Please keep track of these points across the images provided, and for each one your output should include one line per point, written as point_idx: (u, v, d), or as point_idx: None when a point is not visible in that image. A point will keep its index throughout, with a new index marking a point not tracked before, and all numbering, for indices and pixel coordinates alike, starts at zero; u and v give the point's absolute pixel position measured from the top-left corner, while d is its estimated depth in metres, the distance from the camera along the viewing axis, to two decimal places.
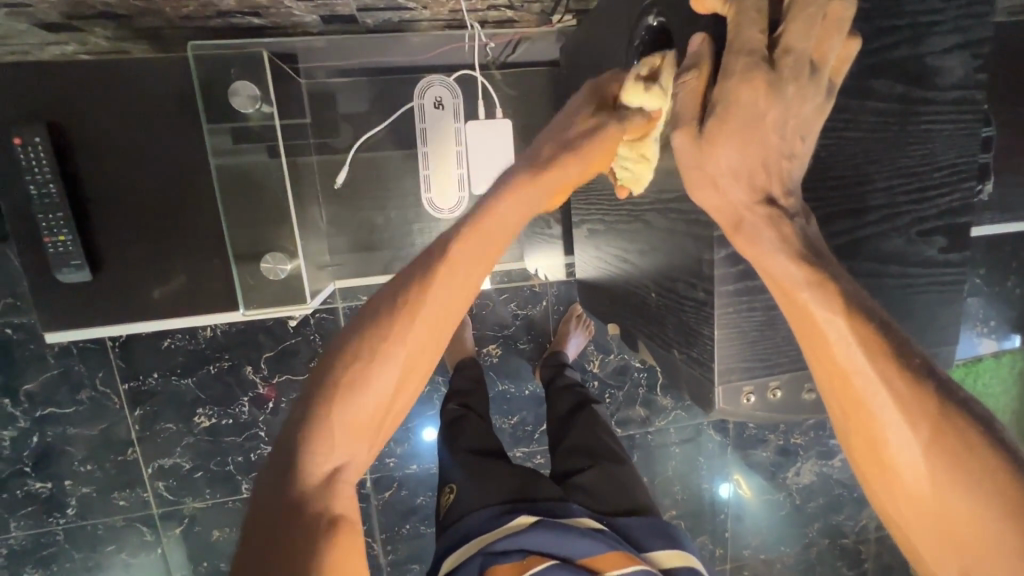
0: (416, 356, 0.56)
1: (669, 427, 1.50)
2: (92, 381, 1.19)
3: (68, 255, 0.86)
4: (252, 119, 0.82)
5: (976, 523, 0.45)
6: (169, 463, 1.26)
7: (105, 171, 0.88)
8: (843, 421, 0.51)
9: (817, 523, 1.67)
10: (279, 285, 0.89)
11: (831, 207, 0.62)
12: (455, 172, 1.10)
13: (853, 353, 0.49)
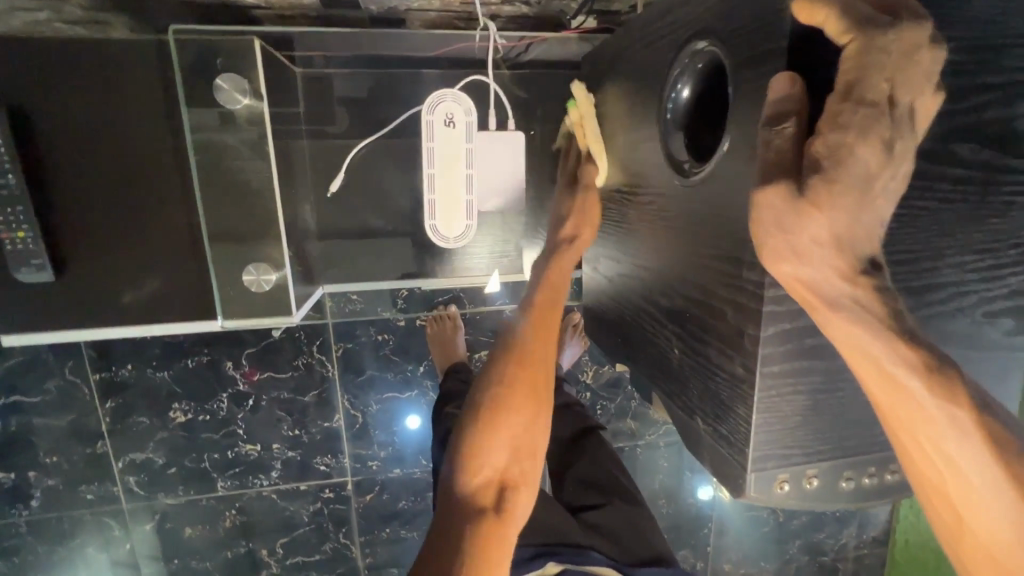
0: (535, 387, 0.70)
1: (658, 441, 1.48)
2: (60, 369, 1.13)
3: (29, 253, 0.80)
4: (240, 118, 0.76)
5: None
6: (141, 457, 1.21)
7: (71, 164, 0.83)
8: (954, 528, 0.46)
9: (798, 540, 1.67)
10: (262, 296, 0.83)
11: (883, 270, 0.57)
12: (464, 198, 1.06)
13: (966, 448, 0.44)
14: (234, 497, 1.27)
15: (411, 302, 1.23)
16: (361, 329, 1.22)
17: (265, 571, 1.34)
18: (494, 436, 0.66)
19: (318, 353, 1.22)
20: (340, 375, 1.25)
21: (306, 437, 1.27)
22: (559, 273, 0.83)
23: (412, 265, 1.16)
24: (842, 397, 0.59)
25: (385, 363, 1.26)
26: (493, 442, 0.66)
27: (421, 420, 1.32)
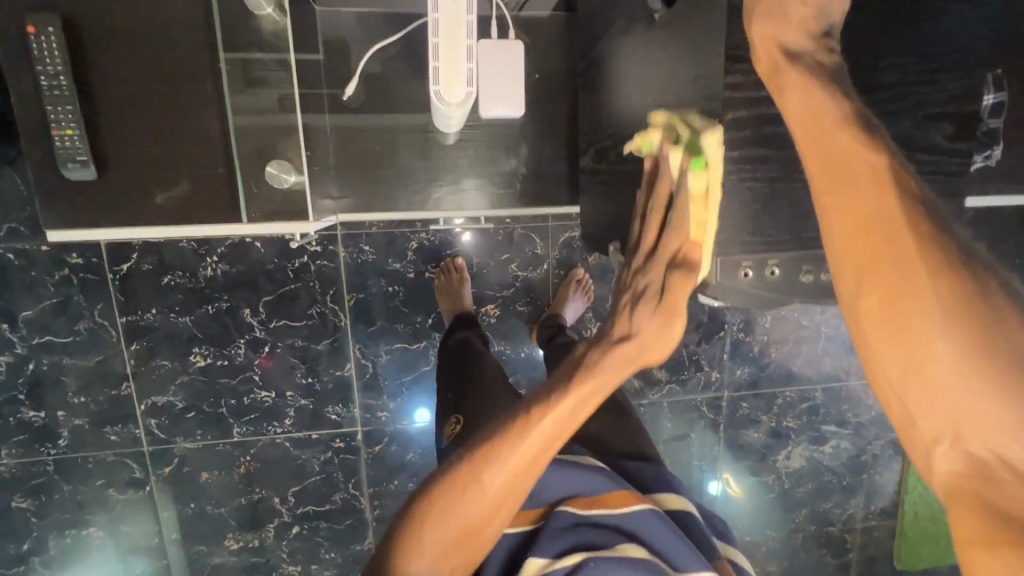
0: (516, 468, 0.69)
1: (662, 401, 1.50)
2: (91, 312, 1.20)
3: (74, 150, 0.79)
4: (265, 26, 0.83)
5: (988, 404, 0.39)
6: (163, 401, 1.27)
7: (117, 65, 0.80)
8: (854, 292, 0.44)
9: (804, 509, 1.67)
10: (283, 195, 0.87)
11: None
12: (464, 67, 0.87)
13: (883, 198, 0.45)
14: (249, 443, 1.32)
15: (421, 257, 1.29)
16: (373, 278, 1.28)
17: (276, 520, 1.38)
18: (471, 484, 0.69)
19: (331, 303, 1.28)
20: (351, 325, 1.30)
21: (318, 385, 1.32)
22: (607, 374, 0.68)
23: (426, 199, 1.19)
24: (801, 194, 0.69)
25: (395, 314, 1.31)
26: (475, 490, 0.69)
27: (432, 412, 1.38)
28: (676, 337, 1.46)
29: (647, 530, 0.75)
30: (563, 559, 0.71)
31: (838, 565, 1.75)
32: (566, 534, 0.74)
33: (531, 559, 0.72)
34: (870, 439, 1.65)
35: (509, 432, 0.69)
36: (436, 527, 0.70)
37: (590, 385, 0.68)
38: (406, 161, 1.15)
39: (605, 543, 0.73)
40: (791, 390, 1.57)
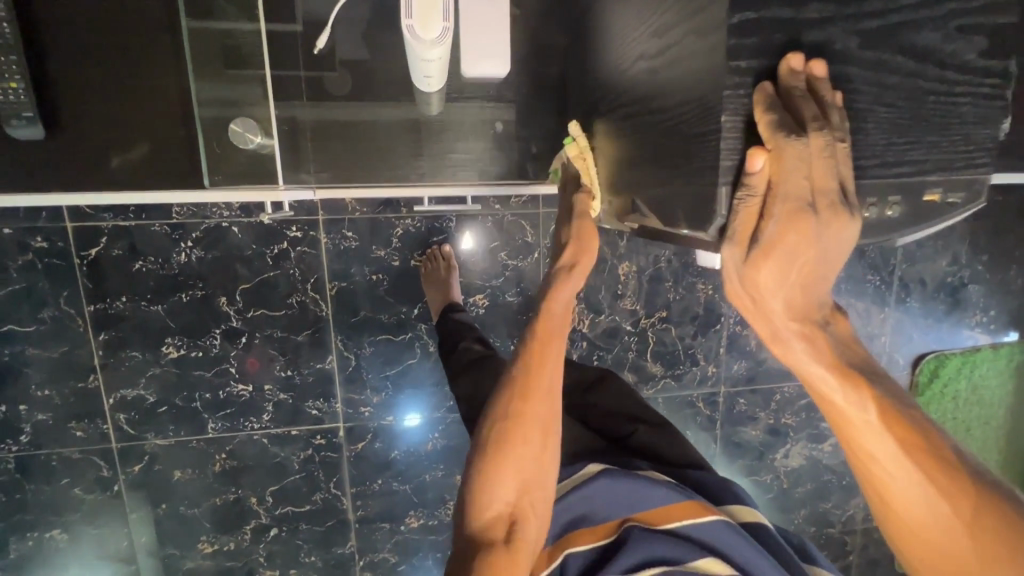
0: (523, 461, 0.66)
1: (657, 397, 1.46)
2: (56, 299, 1.13)
3: (20, 106, 0.72)
4: None
5: (891, 433, 0.55)
6: (132, 395, 1.20)
7: (71, 22, 0.76)
8: (796, 354, 0.60)
9: (803, 509, 1.62)
10: (252, 156, 0.81)
11: (851, 41, 0.58)
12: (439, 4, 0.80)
13: (817, 281, 0.58)
14: (225, 440, 1.26)
15: (407, 244, 1.24)
16: (356, 266, 1.22)
17: (253, 521, 1.31)
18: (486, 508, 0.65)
19: (312, 292, 1.22)
20: (334, 315, 1.24)
21: (298, 379, 1.26)
22: (557, 345, 0.71)
23: (404, 176, 1.02)
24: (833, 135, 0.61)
25: (380, 304, 1.26)
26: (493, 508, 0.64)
27: (420, 416, 1.33)
28: (671, 331, 1.42)
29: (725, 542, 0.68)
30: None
31: (838, 569, 1.69)
32: (642, 551, 0.67)
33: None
34: None
35: (500, 430, 0.67)
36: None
37: (545, 357, 0.70)
38: (382, 134, 1.01)
39: (682, 558, 0.66)
40: (790, 386, 1.53)
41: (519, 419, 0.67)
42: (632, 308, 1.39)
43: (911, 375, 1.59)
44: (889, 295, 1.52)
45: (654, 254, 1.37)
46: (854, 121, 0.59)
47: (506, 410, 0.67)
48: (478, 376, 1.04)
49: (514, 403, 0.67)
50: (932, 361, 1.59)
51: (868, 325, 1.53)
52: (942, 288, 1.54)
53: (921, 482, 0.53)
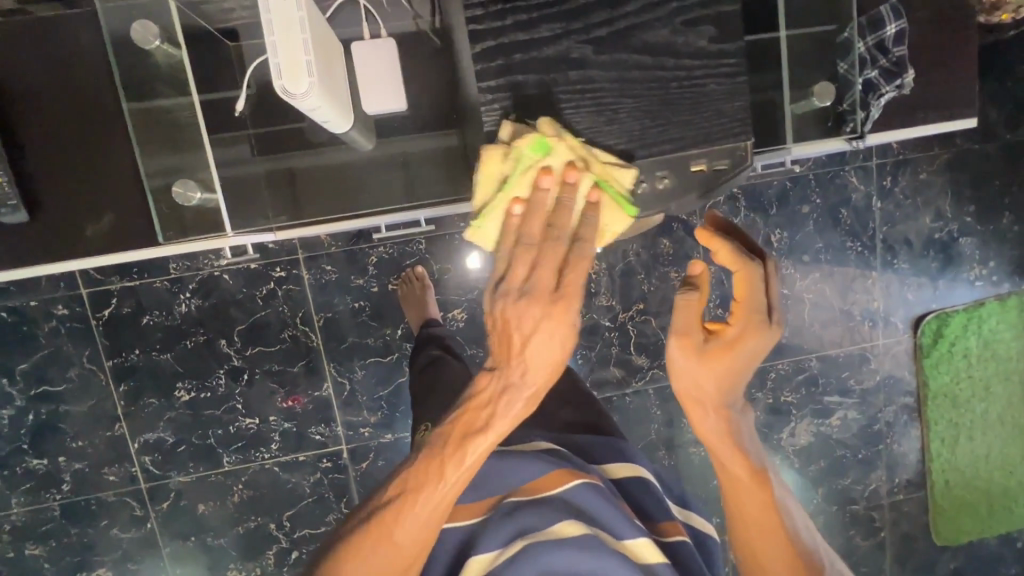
0: (442, 500, 0.60)
1: (647, 389, 1.47)
2: (79, 359, 1.27)
3: (3, 195, 0.79)
4: (157, 58, 0.81)
5: (760, 506, 0.70)
6: (154, 437, 1.32)
7: (37, 114, 0.81)
8: (714, 433, 0.74)
9: (821, 488, 1.58)
10: (196, 212, 0.85)
11: (584, 49, 0.67)
12: (305, 60, 0.61)
13: (714, 389, 0.73)
14: (240, 471, 1.36)
15: (382, 270, 1.32)
16: (338, 297, 1.32)
17: (275, 545, 1.40)
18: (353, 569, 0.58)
19: (302, 325, 1.32)
20: (323, 344, 1.34)
21: (299, 408, 1.35)
22: (515, 409, 0.61)
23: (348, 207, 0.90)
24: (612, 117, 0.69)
25: (364, 329, 1.34)
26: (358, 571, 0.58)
27: None
28: (651, 322, 1.45)
29: (590, 504, 0.63)
30: (503, 553, 0.60)
31: (871, 547, 1.62)
32: (505, 524, 0.62)
33: (470, 561, 0.61)
34: (880, 406, 1.57)
35: (440, 455, 0.61)
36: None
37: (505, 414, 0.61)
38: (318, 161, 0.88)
39: (542, 526, 0.60)
40: (785, 363, 1.51)
41: (426, 492, 0.60)
42: (608, 304, 1.43)
43: (915, 338, 1.55)
44: (874, 259, 1.50)
45: (622, 249, 1.41)
46: (603, 116, 0.68)
47: (457, 444, 0.61)
48: (427, 376, 1.07)
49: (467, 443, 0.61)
50: (934, 322, 1.54)
51: (857, 292, 1.51)
52: (932, 245, 1.51)
53: (773, 544, 0.68)
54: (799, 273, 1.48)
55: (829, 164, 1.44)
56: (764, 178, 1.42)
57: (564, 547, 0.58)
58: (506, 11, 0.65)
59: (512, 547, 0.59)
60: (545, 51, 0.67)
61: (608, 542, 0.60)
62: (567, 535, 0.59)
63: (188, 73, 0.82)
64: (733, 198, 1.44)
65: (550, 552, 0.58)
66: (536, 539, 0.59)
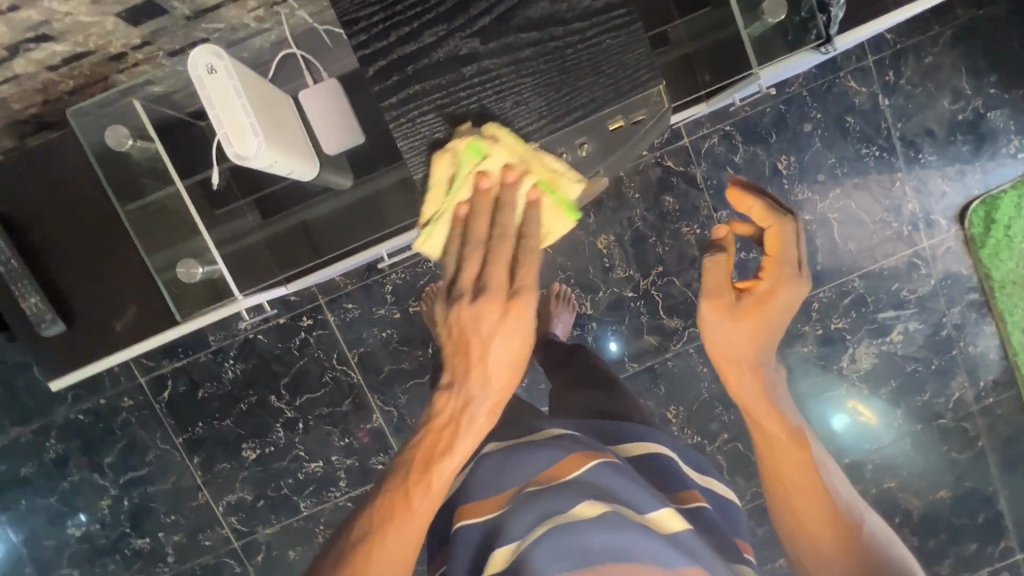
0: (417, 511, 0.68)
1: (688, 349, 1.44)
2: (154, 441, 1.38)
3: (40, 312, 0.85)
4: (135, 155, 0.87)
5: (795, 451, 0.78)
6: (235, 498, 1.41)
7: (53, 234, 0.88)
8: (751, 385, 0.83)
9: (900, 409, 1.49)
10: (202, 285, 0.90)
11: (473, 41, 0.67)
12: (248, 122, 0.70)
13: (739, 343, 0.83)
14: (317, 513, 1.43)
15: (399, 296, 1.36)
16: (365, 331, 1.37)
17: None
18: (370, 564, 0.65)
19: (339, 365, 1.38)
20: (364, 378, 1.39)
21: (356, 443, 1.41)
22: (481, 408, 0.69)
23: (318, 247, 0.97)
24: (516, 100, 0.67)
25: (397, 355, 1.38)
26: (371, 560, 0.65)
27: None
28: (675, 282, 1.42)
29: (608, 483, 0.67)
30: (527, 537, 0.61)
31: (972, 459, 1.51)
32: (529, 510, 0.64)
33: (494, 553, 0.62)
34: (943, 311, 1.46)
35: (406, 471, 0.70)
36: None
37: (459, 432, 0.70)
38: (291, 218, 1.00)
39: (565, 508, 0.62)
40: (826, 290, 1.44)
41: (421, 492, 0.68)
42: (627, 275, 1.41)
43: (964, 230, 1.43)
44: (896, 160, 1.41)
45: (627, 217, 1.40)
46: (508, 102, 0.67)
47: (426, 449, 0.70)
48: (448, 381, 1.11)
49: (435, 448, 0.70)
50: (983, 209, 1.43)
51: (887, 198, 1.42)
52: (958, 128, 1.40)
53: (798, 483, 0.76)
54: (818, 194, 1.41)
55: (821, 75, 1.37)
56: (755, 108, 1.37)
57: (589, 526, 0.60)
58: (389, 29, 0.66)
59: (539, 530, 0.60)
60: (434, 54, 0.67)
61: (631, 516, 0.63)
62: (591, 515, 0.60)
63: (165, 161, 0.88)
64: (727, 137, 1.39)
65: (585, 533, 0.59)
66: (557, 523, 0.60)
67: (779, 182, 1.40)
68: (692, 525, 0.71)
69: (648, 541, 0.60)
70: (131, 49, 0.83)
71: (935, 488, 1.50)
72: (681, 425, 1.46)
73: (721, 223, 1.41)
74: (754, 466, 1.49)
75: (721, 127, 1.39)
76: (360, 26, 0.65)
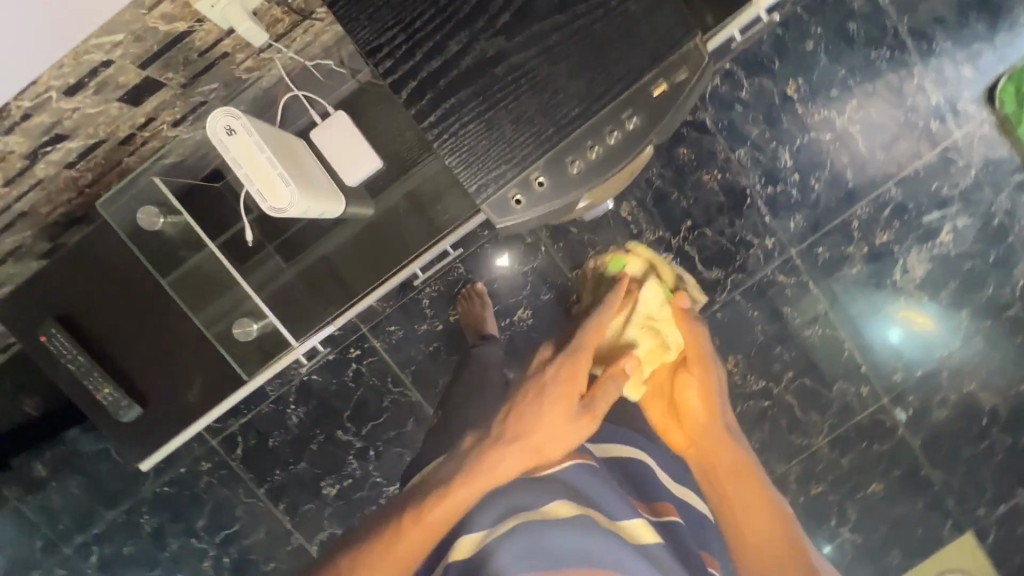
0: (427, 540, 0.62)
1: (734, 297, 1.42)
2: (238, 498, 1.42)
3: (115, 400, 0.87)
4: (166, 231, 0.89)
5: (751, 490, 0.85)
6: (326, 535, 1.44)
7: (105, 325, 0.88)
8: (712, 428, 0.91)
9: (965, 310, 1.44)
10: (257, 342, 0.93)
11: (498, 44, 0.71)
12: (277, 174, 0.71)
13: (695, 398, 0.93)
14: None
15: (439, 307, 1.37)
16: (413, 349, 1.38)
17: None
18: None
19: (396, 387, 1.39)
20: (422, 395, 1.40)
21: None
22: (509, 466, 0.68)
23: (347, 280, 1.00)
24: (553, 92, 0.72)
25: (450, 366, 1.39)
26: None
27: None
28: (707, 233, 1.40)
29: (585, 488, 0.71)
30: (496, 527, 0.60)
31: None
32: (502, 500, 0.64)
33: (464, 538, 0.61)
34: (990, 200, 1.40)
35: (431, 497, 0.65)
36: None
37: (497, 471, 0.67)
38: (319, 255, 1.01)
39: (537, 503, 0.63)
40: (863, 205, 1.40)
41: (436, 513, 0.63)
42: (657, 237, 1.40)
43: (996, 112, 1.36)
44: (909, 56, 1.35)
45: (644, 179, 1.38)
46: (546, 95, 0.72)
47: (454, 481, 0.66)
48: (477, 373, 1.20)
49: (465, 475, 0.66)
50: (1010, 87, 1.35)
51: (907, 98, 1.36)
52: (967, 9, 1.33)
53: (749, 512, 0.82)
54: (835, 111, 1.36)
55: None
56: (751, 39, 1.33)
57: (560, 523, 0.60)
58: (412, 50, 0.70)
59: (506, 523, 0.60)
60: (462, 65, 0.71)
61: (602, 522, 0.64)
62: (560, 514, 0.62)
63: (197, 230, 0.91)
64: (730, 75, 1.35)
65: (545, 529, 0.59)
66: (528, 514, 0.61)
67: (792, 107, 1.36)
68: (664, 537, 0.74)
69: (613, 545, 0.61)
70: (138, 129, 0.84)
71: (1017, 381, 1.45)
72: (743, 373, 1.44)
73: (741, 163, 1.37)
74: (824, 399, 1.46)
75: (721, 66, 1.35)
76: (385, 54, 0.70)
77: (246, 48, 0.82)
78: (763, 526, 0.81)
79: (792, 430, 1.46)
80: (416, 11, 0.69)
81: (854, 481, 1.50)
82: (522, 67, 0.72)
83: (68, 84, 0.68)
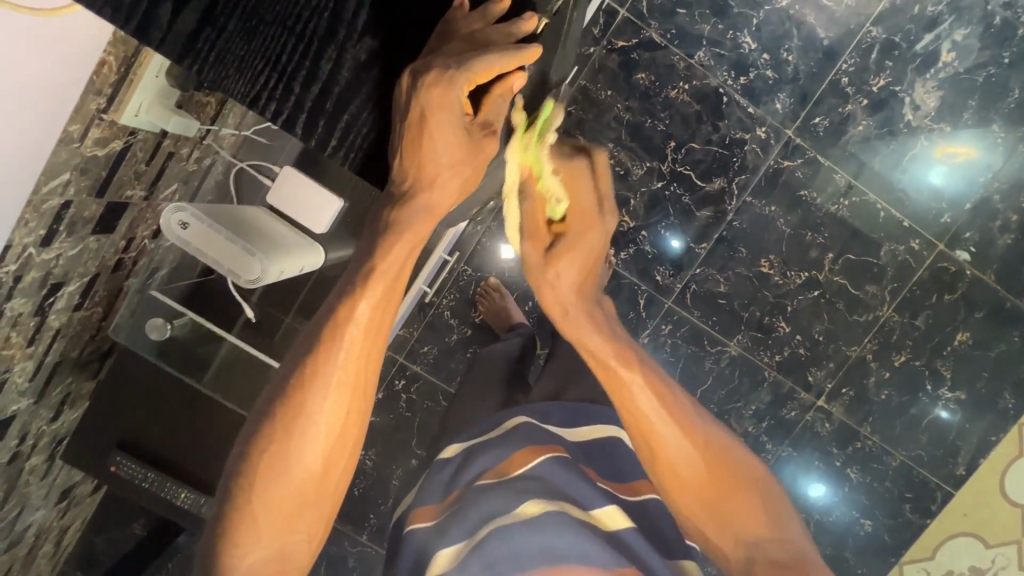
0: (345, 421, 0.52)
1: (747, 199, 1.36)
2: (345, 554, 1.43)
3: (195, 501, 0.92)
4: (179, 335, 0.93)
5: (703, 470, 0.57)
6: None
7: (161, 438, 0.93)
8: (666, 429, 0.58)
9: (995, 123, 1.32)
10: None
11: (372, 46, 0.50)
12: (240, 248, 0.74)
13: (645, 398, 0.58)
14: None
15: (461, 314, 1.37)
16: (452, 361, 1.38)
17: None
18: (257, 495, 0.51)
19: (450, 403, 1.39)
20: None
21: None
22: (368, 311, 0.50)
23: None
24: None
25: None
26: (258, 510, 0.50)
27: None
28: (695, 145, 1.34)
29: (557, 480, 0.67)
30: (473, 538, 0.60)
31: None
32: (475, 509, 0.64)
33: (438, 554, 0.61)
34: (982, 0, 1.28)
35: (291, 383, 0.51)
36: (247, 554, 0.50)
37: (354, 319, 0.50)
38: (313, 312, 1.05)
39: (508, 509, 0.62)
40: (848, 57, 1.30)
41: (315, 400, 0.51)
42: (645, 170, 1.35)
43: None
44: None
45: (612, 118, 1.34)
46: None
47: (306, 365, 0.51)
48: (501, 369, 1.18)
49: (320, 358, 0.51)
50: None
51: None
52: None
53: (704, 493, 0.57)
54: None
55: None
56: None
57: (532, 526, 0.59)
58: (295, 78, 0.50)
59: (481, 531, 0.60)
60: (345, 79, 0.50)
61: (575, 515, 0.62)
62: (531, 515, 0.60)
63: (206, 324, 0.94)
64: None
65: (510, 535, 0.59)
66: (499, 523, 0.60)
67: None
68: (644, 523, 0.69)
69: (589, 541, 0.58)
70: (123, 252, 0.90)
71: None
72: (782, 272, 1.38)
73: (704, 64, 1.31)
74: (876, 266, 1.38)
75: None
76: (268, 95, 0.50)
77: (186, 140, 0.87)
78: (716, 503, 0.57)
79: (853, 308, 1.39)
80: (278, 41, 0.49)
81: (941, 336, 1.40)
82: (464, 50, 0.48)
83: (40, 236, 0.70)
